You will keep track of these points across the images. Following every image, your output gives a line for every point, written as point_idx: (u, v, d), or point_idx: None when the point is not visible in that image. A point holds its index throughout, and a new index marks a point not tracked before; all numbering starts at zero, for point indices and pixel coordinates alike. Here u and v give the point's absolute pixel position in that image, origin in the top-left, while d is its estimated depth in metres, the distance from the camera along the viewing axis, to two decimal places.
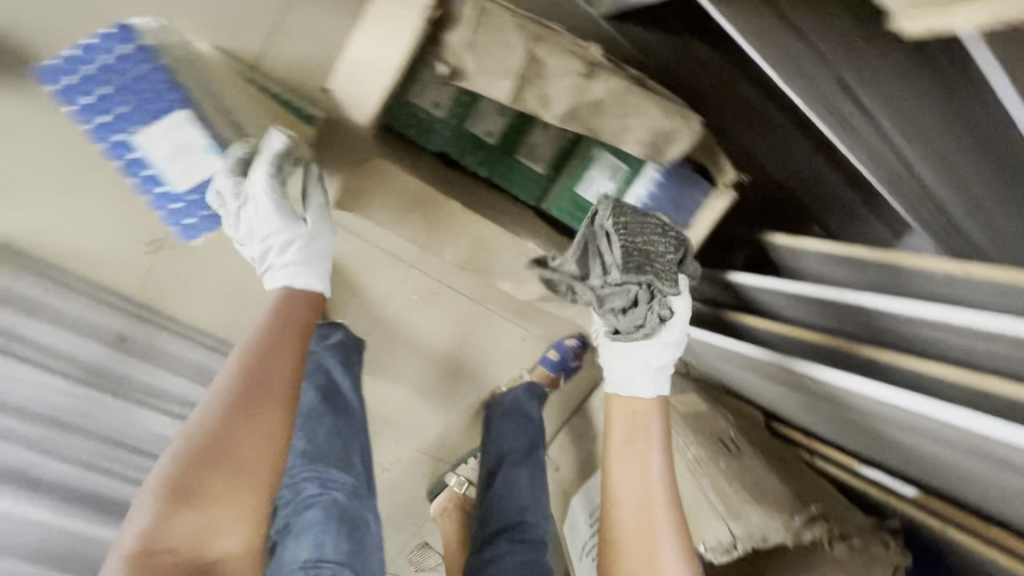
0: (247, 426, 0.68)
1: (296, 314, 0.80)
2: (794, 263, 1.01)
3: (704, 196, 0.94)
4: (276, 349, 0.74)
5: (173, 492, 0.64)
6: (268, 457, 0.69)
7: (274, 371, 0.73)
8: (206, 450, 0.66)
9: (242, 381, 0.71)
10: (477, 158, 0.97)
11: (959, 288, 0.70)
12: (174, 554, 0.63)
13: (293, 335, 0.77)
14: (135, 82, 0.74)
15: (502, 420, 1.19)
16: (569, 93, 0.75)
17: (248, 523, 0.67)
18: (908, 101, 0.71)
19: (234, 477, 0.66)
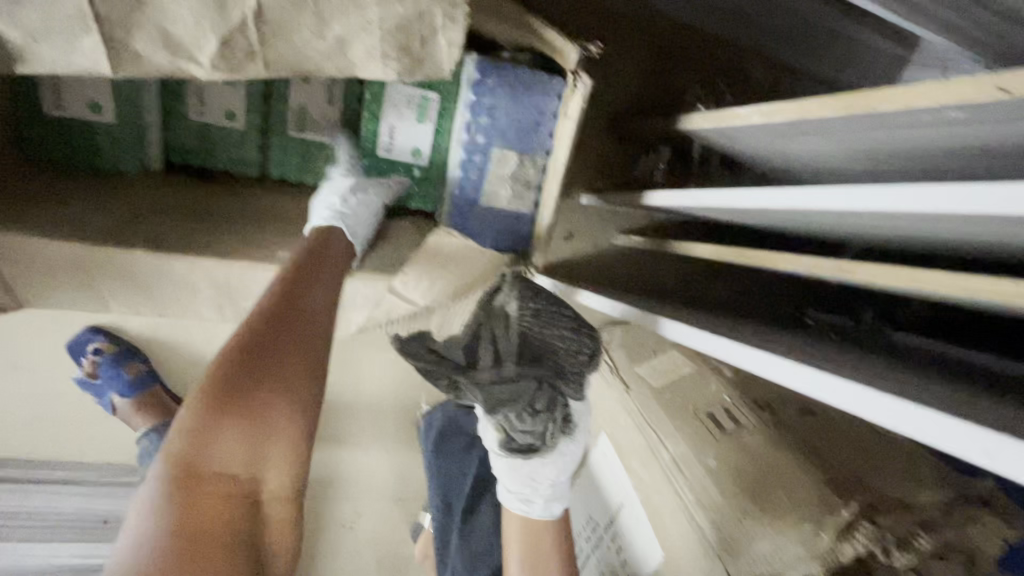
0: (294, 343, 0.49)
1: (343, 244, 0.60)
2: (734, 143, 0.65)
3: (557, 99, 0.61)
4: (318, 265, 0.55)
5: (217, 397, 0.44)
6: (323, 373, 0.49)
7: (318, 286, 0.53)
8: (250, 364, 0.46)
9: (286, 291, 0.51)
10: (226, 156, 0.66)
11: (997, 116, 0.35)
12: (224, 487, 0.44)
13: (337, 258, 0.57)
14: None
15: (439, 461, 0.91)
16: (201, 14, 0.43)
17: (294, 460, 0.47)
18: None
19: (288, 388, 0.47)
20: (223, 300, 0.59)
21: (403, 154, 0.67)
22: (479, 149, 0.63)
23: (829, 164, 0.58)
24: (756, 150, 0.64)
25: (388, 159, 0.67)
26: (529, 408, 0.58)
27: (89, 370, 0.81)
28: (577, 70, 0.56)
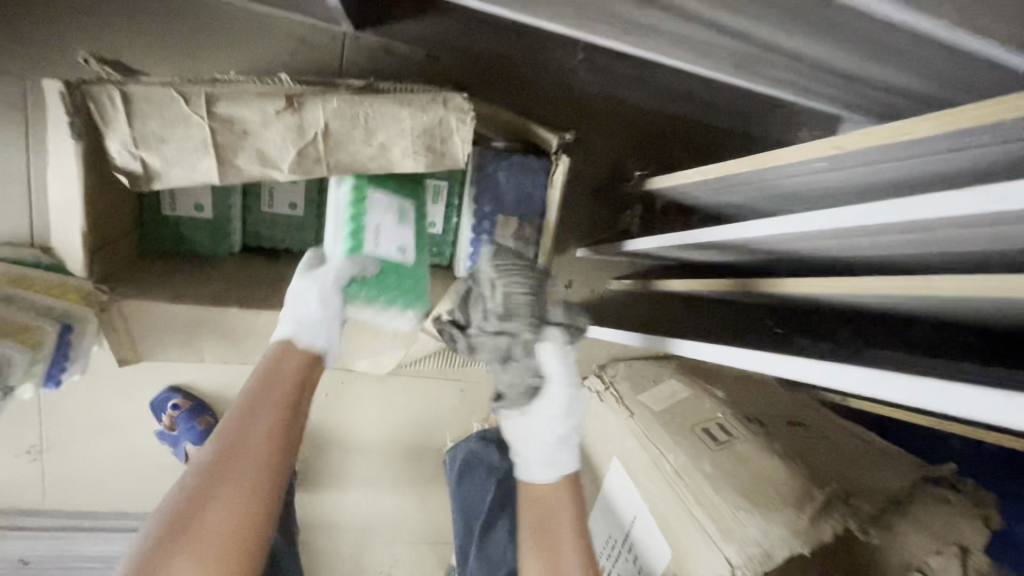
0: (223, 500, 0.48)
1: (299, 371, 0.59)
2: (693, 197, 0.81)
3: (546, 176, 0.79)
4: (264, 403, 0.55)
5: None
6: (253, 539, 0.49)
7: (259, 426, 0.53)
8: (171, 531, 0.46)
9: (223, 440, 0.51)
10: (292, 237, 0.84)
11: (847, 165, 0.50)
12: None
13: (290, 387, 0.58)
14: None
15: (463, 489, 1.01)
16: (289, 138, 0.62)
17: None
18: None
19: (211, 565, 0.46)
20: None
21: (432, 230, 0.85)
22: (496, 217, 0.79)
23: (769, 207, 0.72)
24: (712, 201, 0.79)
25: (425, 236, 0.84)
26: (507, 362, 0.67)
27: (167, 423, 0.94)
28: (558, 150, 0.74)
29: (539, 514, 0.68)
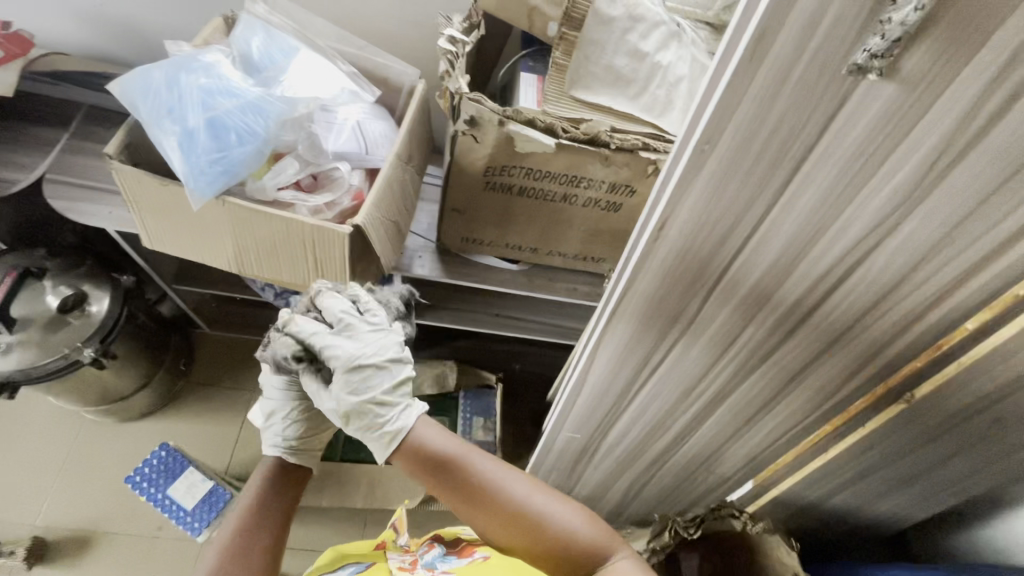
0: (263, 527, 0.74)
1: (288, 491, 0.82)
2: None
3: (496, 395, 1.49)
4: (271, 504, 0.77)
5: (232, 547, 0.70)
6: (269, 552, 0.72)
7: (272, 505, 0.77)
8: (251, 528, 0.73)
9: (252, 507, 0.76)
10: (365, 452, 1.45)
11: None
12: None
13: (285, 501, 0.80)
14: (168, 466, 1.21)
15: None
16: None
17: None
18: (523, 301, 1.42)
19: (251, 557, 0.70)
20: (369, 488, 1.41)
21: None
22: (472, 418, 1.48)
23: None
24: None
25: None
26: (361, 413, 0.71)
27: None
28: (496, 380, 1.50)
29: (437, 476, 0.65)
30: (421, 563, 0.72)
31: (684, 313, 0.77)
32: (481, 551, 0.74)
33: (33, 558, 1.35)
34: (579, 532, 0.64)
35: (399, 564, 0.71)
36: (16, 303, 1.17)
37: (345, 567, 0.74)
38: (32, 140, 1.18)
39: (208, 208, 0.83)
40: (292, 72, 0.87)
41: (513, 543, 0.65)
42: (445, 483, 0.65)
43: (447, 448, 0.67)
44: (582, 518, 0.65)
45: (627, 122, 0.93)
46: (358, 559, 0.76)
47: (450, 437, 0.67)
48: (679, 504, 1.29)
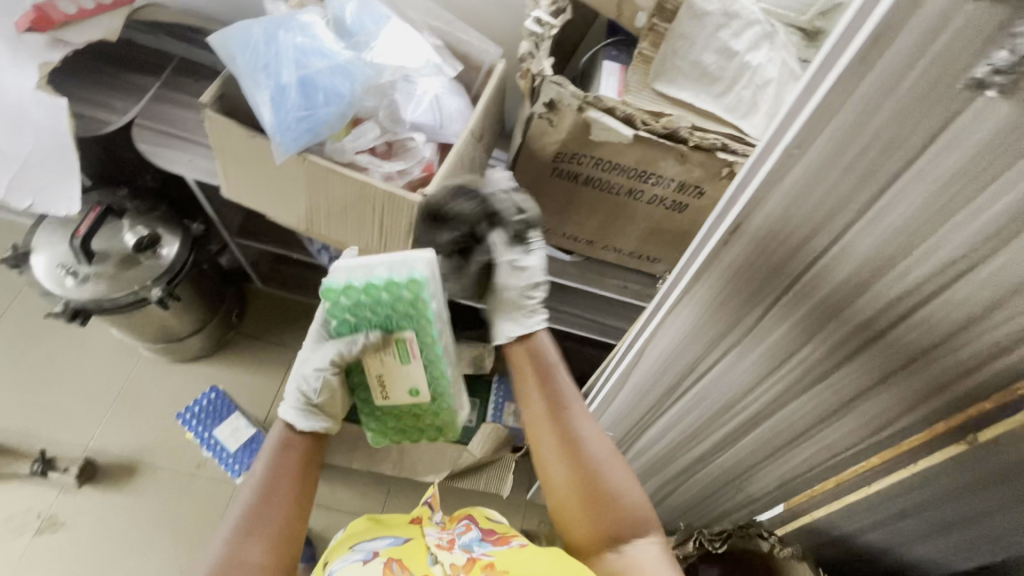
0: (273, 499, 0.72)
1: (296, 451, 0.79)
2: None
3: None
4: (279, 471, 0.75)
5: (246, 522, 0.69)
6: (288, 520, 0.71)
7: (280, 471, 0.75)
8: (261, 502, 0.71)
9: (260, 478, 0.73)
10: None
11: None
12: (264, 560, 0.67)
13: (293, 464, 0.77)
14: (216, 408, 1.27)
15: None
16: None
17: (273, 549, 0.69)
18: (568, 294, 1.41)
19: (266, 532, 0.69)
20: (398, 457, 1.44)
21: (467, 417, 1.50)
22: (505, 404, 1.49)
23: None
24: None
25: None
26: (518, 300, 0.85)
27: None
28: None
29: (537, 380, 0.79)
30: (457, 542, 0.71)
31: (747, 321, 0.74)
32: (518, 539, 0.74)
33: (84, 477, 1.44)
34: (625, 491, 0.72)
35: (437, 542, 0.71)
36: (97, 237, 1.24)
37: (381, 537, 0.74)
38: (126, 86, 1.24)
39: (288, 164, 0.86)
40: (381, 40, 0.89)
41: (567, 472, 0.73)
42: (542, 390, 0.78)
43: (554, 368, 0.81)
44: (632, 484, 0.73)
45: (706, 121, 0.91)
46: (395, 531, 0.76)
47: (559, 362, 0.82)
48: (704, 519, 1.26)
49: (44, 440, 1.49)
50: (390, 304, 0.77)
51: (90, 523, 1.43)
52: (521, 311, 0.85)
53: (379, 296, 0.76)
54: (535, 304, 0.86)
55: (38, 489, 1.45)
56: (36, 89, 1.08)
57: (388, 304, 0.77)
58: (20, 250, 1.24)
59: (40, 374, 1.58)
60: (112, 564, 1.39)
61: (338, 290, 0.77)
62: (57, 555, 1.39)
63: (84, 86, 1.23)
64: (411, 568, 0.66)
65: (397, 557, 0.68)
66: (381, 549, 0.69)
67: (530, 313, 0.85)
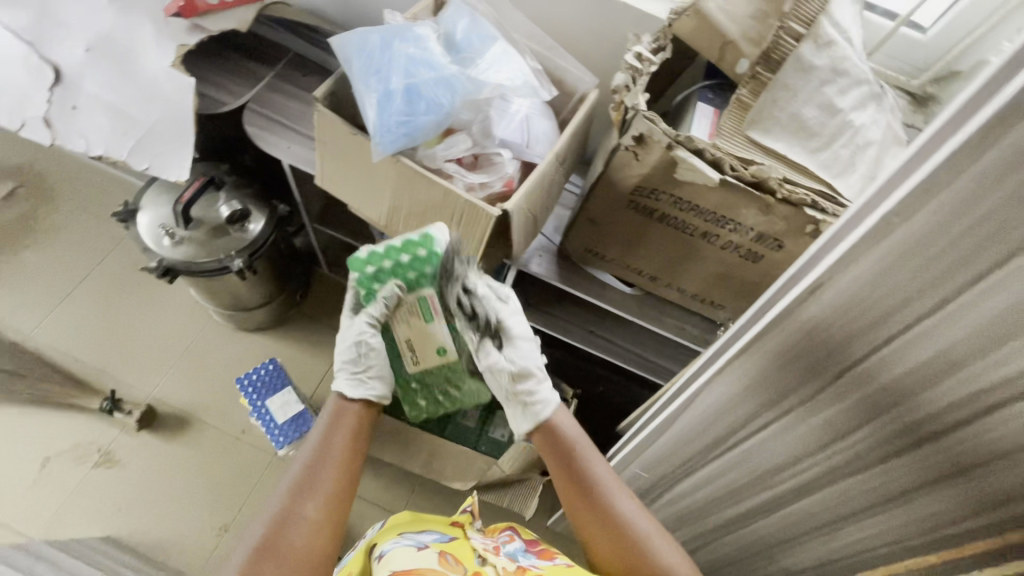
0: (326, 462, 0.78)
1: (349, 420, 0.86)
2: None
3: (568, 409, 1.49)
4: (332, 438, 0.82)
5: (302, 483, 0.76)
6: (339, 483, 0.78)
7: (333, 439, 0.82)
8: (315, 464, 0.78)
9: (316, 442, 0.80)
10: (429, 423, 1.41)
11: None
12: (319, 516, 0.74)
13: (344, 432, 0.84)
14: (270, 378, 1.34)
15: None
16: None
17: (326, 506, 0.76)
18: (621, 326, 1.40)
19: (319, 491, 0.76)
20: (430, 458, 1.46)
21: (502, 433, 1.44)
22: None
23: None
24: None
25: (494, 434, 1.44)
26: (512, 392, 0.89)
27: None
28: (572, 394, 1.50)
29: (559, 463, 0.83)
30: (501, 552, 0.72)
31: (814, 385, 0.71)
32: (561, 556, 0.74)
33: (143, 423, 1.55)
34: (668, 561, 0.75)
35: (485, 547, 0.72)
36: (196, 205, 1.35)
37: (427, 531, 0.75)
38: (244, 73, 1.35)
39: (381, 163, 0.91)
40: (485, 59, 0.93)
41: (611, 553, 0.79)
42: (569, 473, 0.82)
43: (580, 446, 0.83)
44: (675, 553, 0.77)
45: (798, 174, 0.89)
46: (438, 527, 0.77)
47: (583, 438, 0.84)
48: None
49: (115, 381, 1.62)
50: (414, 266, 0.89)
51: (141, 466, 1.53)
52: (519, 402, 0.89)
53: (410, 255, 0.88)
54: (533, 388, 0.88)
55: (102, 425, 1.56)
56: (169, 67, 1.22)
57: (415, 263, 0.88)
58: (129, 207, 1.37)
59: (121, 320, 1.71)
60: (155, 508, 1.48)
61: (364, 261, 0.89)
62: (109, 490, 1.49)
63: (209, 68, 1.35)
64: (465, 564, 0.68)
65: (449, 552, 0.69)
66: (431, 542, 0.71)
67: (529, 398, 0.88)
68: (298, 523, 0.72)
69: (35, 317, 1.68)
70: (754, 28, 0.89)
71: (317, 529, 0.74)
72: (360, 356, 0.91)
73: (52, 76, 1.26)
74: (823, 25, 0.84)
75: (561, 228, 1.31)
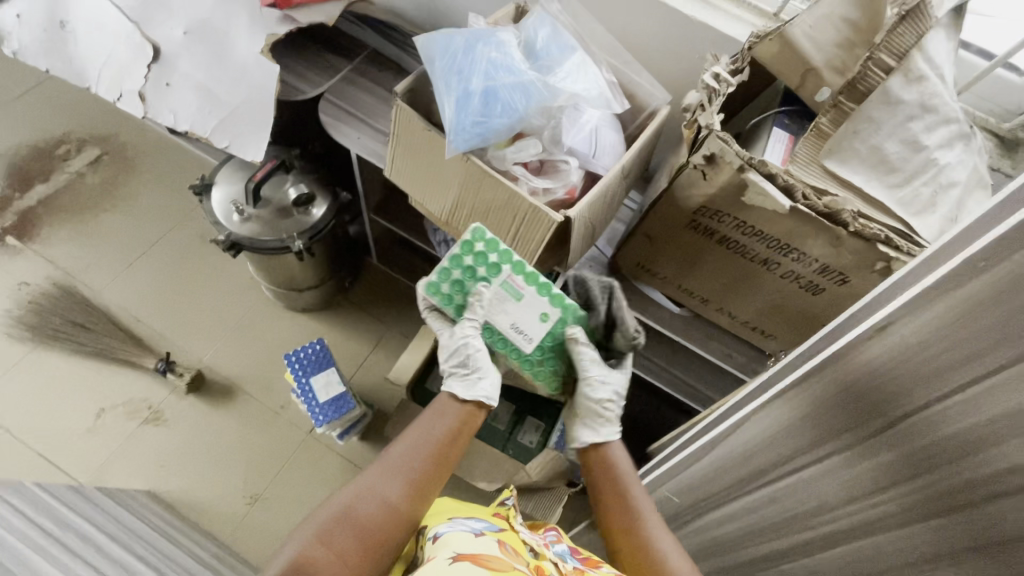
0: (417, 450, 0.83)
1: (453, 416, 0.89)
2: None
3: None
4: (432, 430, 0.86)
5: (395, 462, 0.81)
6: (423, 474, 0.82)
7: (433, 431, 0.86)
8: (408, 451, 0.83)
9: (416, 430, 0.85)
10: None
11: None
12: (398, 499, 0.78)
13: (445, 428, 0.87)
14: (316, 357, 1.38)
15: None
16: None
17: (407, 491, 0.79)
18: (663, 346, 1.39)
19: (405, 475, 0.80)
20: (458, 454, 1.48)
21: (528, 438, 1.52)
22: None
23: None
24: None
25: (519, 438, 1.52)
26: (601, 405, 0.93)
27: None
28: None
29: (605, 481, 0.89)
30: (551, 551, 0.74)
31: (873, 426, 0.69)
32: (607, 566, 0.76)
33: (192, 387, 1.62)
34: None
35: (536, 543, 0.74)
36: (267, 185, 1.41)
37: (475, 519, 0.76)
38: (325, 64, 1.41)
39: (452, 160, 0.94)
40: (562, 68, 0.94)
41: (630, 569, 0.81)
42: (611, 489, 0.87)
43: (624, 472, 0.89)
44: None
45: (873, 209, 0.87)
46: (485, 518, 0.79)
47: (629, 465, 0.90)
48: None
49: (170, 344, 1.71)
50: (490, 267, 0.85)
51: (185, 428, 1.60)
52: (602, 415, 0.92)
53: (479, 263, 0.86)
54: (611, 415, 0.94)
55: (154, 385, 1.65)
56: (258, 54, 1.30)
57: (478, 260, 0.85)
58: (205, 181, 1.44)
59: (181, 287, 1.81)
60: (193, 470, 1.55)
61: (436, 282, 0.90)
62: (153, 446, 1.57)
63: (292, 56, 1.42)
64: (520, 555, 0.70)
65: (505, 543, 0.70)
66: (486, 531, 0.72)
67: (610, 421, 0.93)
68: (376, 495, 0.77)
69: (105, 276, 1.79)
70: (839, 56, 0.89)
71: (394, 509, 0.77)
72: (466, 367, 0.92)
73: (151, 53, 1.35)
74: (915, 59, 0.82)
75: (614, 241, 1.31)
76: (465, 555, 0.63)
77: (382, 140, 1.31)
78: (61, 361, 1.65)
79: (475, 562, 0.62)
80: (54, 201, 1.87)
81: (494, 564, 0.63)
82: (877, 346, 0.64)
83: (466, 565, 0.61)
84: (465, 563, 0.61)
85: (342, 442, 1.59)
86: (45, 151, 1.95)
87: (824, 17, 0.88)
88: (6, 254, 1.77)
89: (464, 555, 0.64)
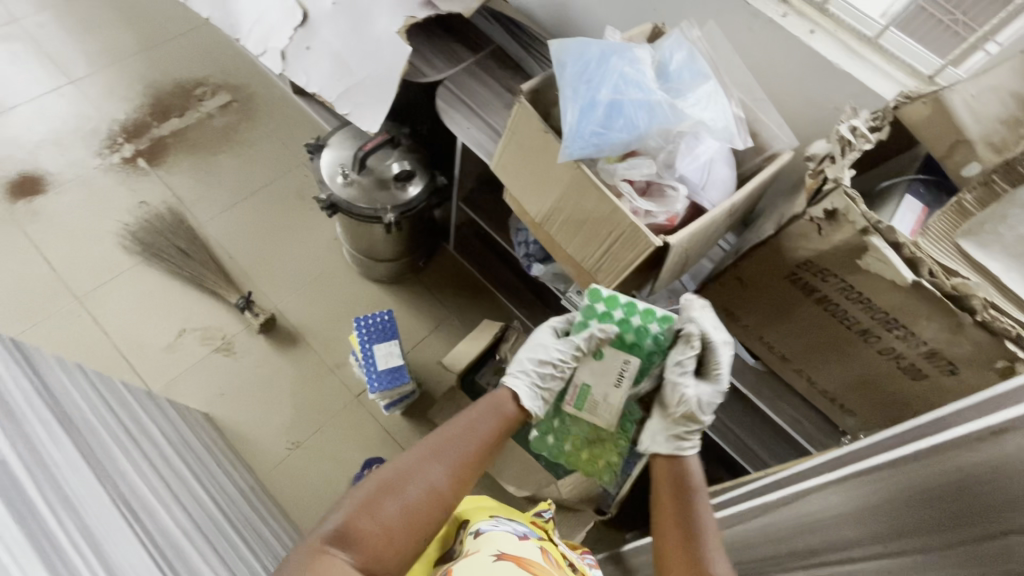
0: (463, 439, 0.80)
1: (500, 411, 0.88)
2: None
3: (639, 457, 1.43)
4: (477, 423, 0.83)
5: (442, 445, 0.78)
6: (469, 464, 0.79)
7: (478, 425, 0.83)
8: (454, 437, 0.80)
9: (464, 419, 0.83)
10: None
11: None
12: (442, 485, 0.75)
13: (490, 422, 0.85)
14: (383, 326, 1.43)
15: None
16: None
17: (453, 478, 0.76)
18: (727, 394, 1.33)
19: (450, 459, 0.77)
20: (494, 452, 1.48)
21: None
22: None
23: None
24: None
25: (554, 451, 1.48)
26: (676, 418, 0.88)
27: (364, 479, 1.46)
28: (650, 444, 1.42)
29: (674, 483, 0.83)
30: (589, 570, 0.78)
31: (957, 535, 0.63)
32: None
33: (264, 328, 1.73)
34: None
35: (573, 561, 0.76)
36: (372, 156, 1.49)
37: (517, 523, 0.78)
38: (453, 52, 1.47)
39: (560, 164, 0.94)
40: (691, 94, 0.93)
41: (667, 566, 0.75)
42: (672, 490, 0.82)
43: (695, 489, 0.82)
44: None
45: (1006, 301, 0.80)
46: (525, 524, 0.80)
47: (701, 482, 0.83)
48: None
49: (253, 284, 1.83)
50: (623, 322, 0.91)
51: (250, 364, 1.71)
52: (673, 430, 0.88)
53: (627, 314, 0.91)
54: (694, 427, 0.87)
55: (232, 318, 1.77)
56: (394, 34, 1.37)
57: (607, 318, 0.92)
58: (318, 142, 1.53)
59: (274, 233, 1.93)
60: (248, 404, 1.65)
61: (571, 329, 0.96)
62: (219, 373, 1.69)
63: (424, 41, 1.49)
64: (561, 567, 0.72)
65: (546, 553, 0.72)
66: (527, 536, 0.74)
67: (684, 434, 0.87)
68: (422, 476, 0.74)
69: (211, 211, 1.94)
70: (1000, 133, 0.83)
71: (438, 492, 0.74)
72: (544, 372, 0.92)
73: (300, 19, 1.46)
74: None
75: (699, 279, 1.27)
76: (509, 555, 0.65)
77: (490, 134, 1.35)
78: (159, 279, 1.81)
79: (518, 564, 0.64)
80: (184, 134, 2.05)
81: (536, 570, 0.64)
82: (991, 450, 0.58)
83: (510, 565, 0.63)
84: (509, 563, 0.63)
85: (386, 412, 1.63)
86: (185, 88, 2.14)
87: (990, 90, 0.82)
88: (135, 173, 1.96)
89: (508, 555, 0.65)
